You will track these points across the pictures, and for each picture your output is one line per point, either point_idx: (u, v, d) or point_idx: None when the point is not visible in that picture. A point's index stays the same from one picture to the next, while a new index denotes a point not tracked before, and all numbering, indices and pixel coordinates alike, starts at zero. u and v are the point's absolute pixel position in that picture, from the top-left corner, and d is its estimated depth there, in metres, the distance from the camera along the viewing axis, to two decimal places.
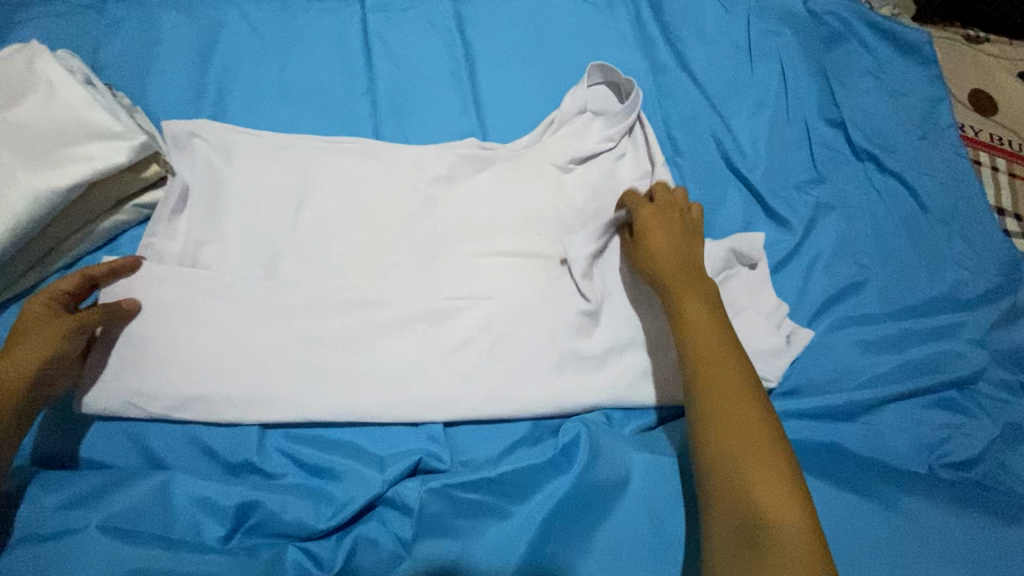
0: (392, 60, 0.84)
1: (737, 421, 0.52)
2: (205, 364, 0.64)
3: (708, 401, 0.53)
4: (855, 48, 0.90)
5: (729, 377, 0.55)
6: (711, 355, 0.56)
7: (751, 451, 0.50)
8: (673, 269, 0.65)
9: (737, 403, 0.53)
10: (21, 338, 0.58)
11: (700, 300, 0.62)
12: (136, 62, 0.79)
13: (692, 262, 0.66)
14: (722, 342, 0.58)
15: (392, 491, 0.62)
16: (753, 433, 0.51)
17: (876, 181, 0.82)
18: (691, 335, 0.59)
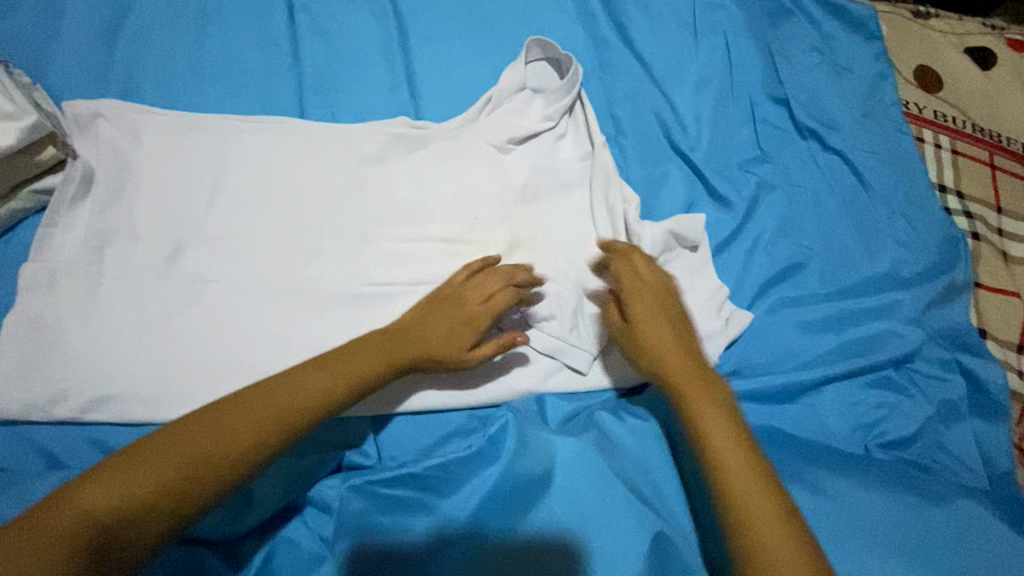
0: (319, 35, 0.79)
1: (736, 470, 0.48)
2: (105, 361, 0.60)
3: (744, 541, 0.45)
4: (801, 23, 0.88)
5: (725, 425, 0.51)
6: (702, 401, 0.52)
7: (785, 560, 0.44)
8: (670, 360, 0.56)
9: (770, 532, 0.45)
10: (356, 351, 0.57)
11: (704, 388, 0.54)
12: (36, 38, 0.73)
13: (684, 335, 0.58)
14: (736, 450, 0.49)
15: (314, 490, 0.60)
16: (758, 490, 0.47)
17: (820, 159, 0.81)
18: (701, 441, 0.50)
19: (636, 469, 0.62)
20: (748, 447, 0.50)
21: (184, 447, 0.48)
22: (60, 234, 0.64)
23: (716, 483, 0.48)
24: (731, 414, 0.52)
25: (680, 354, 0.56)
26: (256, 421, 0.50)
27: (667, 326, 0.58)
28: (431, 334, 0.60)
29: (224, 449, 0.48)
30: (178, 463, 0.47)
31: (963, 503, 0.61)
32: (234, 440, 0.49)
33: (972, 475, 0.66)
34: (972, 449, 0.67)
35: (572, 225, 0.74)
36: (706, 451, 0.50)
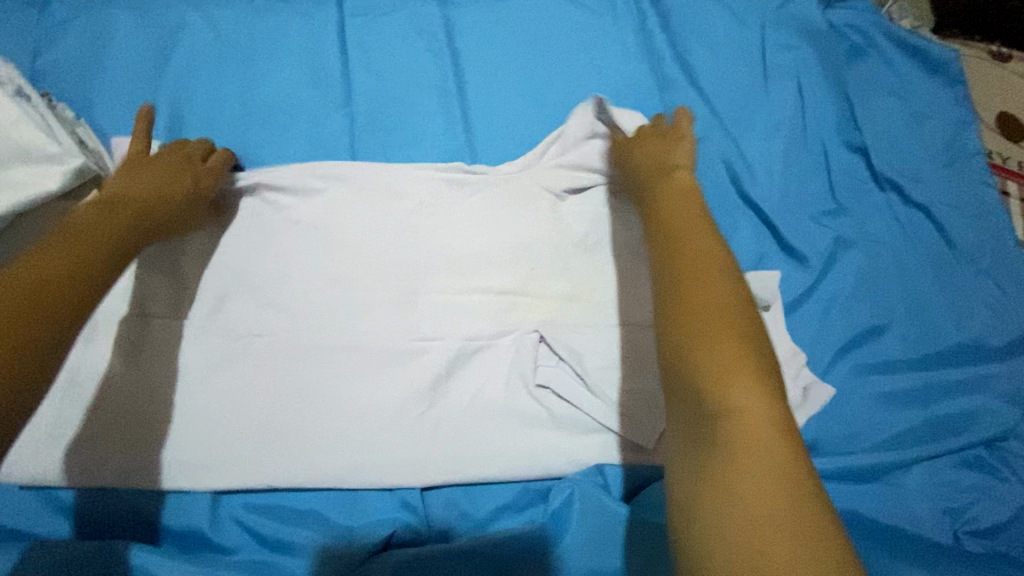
0: (372, 70, 0.75)
1: (713, 340, 0.38)
2: (148, 424, 0.56)
3: (724, 434, 0.33)
4: (877, 65, 0.83)
5: (711, 290, 0.40)
6: (688, 254, 0.44)
7: (758, 458, 0.32)
8: (677, 215, 0.50)
9: (749, 430, 0.33)
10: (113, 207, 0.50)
11: (713, 248, 0.45)
12: (83, 68, 0.71)
13: (685, 202, 0.52)
14: (721, 310, 0.39)
15: (358, 568, 0.54)
16: (737, 367, 0.36)
17: (899, 212, 0.76)
18: (680, 293, 0.41)
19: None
20: (741, 323, 0.39)
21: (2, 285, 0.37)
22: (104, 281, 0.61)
23: (686, 344, 0.38)
24: (733, 298, 0.40)
25: (682, 214, 0.49)
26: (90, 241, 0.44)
27: (689, 200, 0.52)
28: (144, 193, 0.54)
29: (56, 258, 0.41)
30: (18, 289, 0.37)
31: None
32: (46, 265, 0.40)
33: None
34: None
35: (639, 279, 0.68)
36: (680, 311, 0.40)
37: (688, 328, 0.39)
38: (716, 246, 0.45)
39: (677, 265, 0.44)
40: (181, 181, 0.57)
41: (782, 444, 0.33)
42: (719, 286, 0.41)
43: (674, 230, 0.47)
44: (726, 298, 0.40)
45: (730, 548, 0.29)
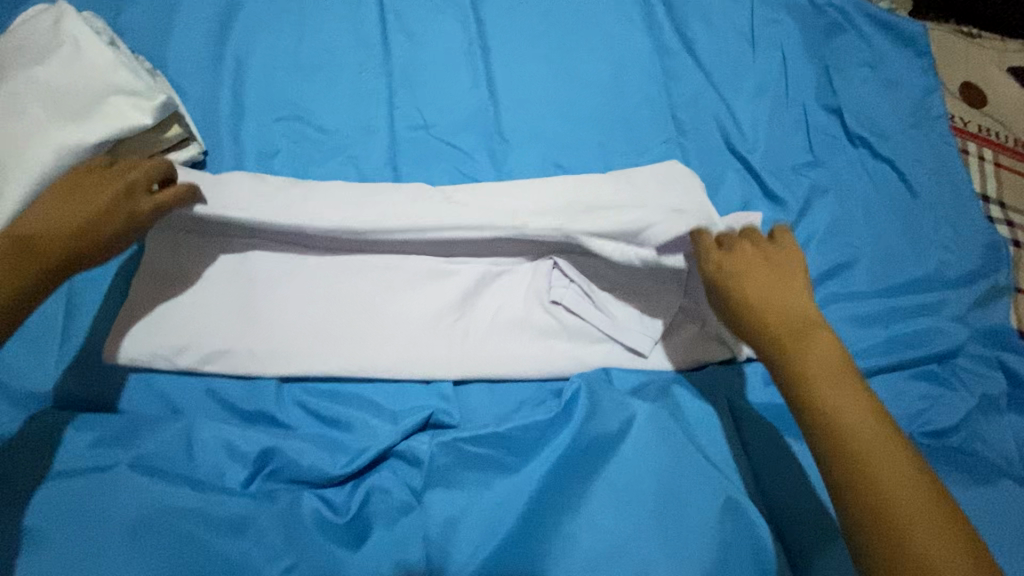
0: (407, 35, 0.86)
1: (882, 451, 0.46)
2: (225, 321, 0.66)
3: (873, 515, 0.44)
4: (853, 39, 0.93)
5: (861, 414, 0.48)
6: (813, 357, 0.51)
7: (915, 511, 0.43)
8: (777, 312, 0.55)
9: (914, 502, 0.44)
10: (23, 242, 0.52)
11: (821, 343, 0.53)
12: (156, 28, 0.81)
13: (784, 289, 0.57)
14: (866, 406, 0.48)
15: (403, 444, 0.65)
16: (893, 457, 0.46)
17: (869, 166, 0.86)
18: (817, 401, 0.49)
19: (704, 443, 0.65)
20: (876, 411, 0.48)
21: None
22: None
23: (839, 456, 0.47)
24: (858, 390, 0.49)
25: (782, 301, 0.56)
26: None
27: (784, 283, 0.57)
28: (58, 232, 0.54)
29: None
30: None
31: (1003, 484, 0.66)
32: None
33: (1012, 465, 0.70)
34: (1011, 439, 0.71)
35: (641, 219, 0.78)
36: (830, 433, 0.48)
37: (837, 425, 0.48)
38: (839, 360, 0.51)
39: (799, 368, 0.51)
40: (106, 221, 0.55)
41: (938, 500, 0.44)
42: (863, 404, 0.49)
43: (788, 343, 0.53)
44: (864, 407, 0.48)
45: None
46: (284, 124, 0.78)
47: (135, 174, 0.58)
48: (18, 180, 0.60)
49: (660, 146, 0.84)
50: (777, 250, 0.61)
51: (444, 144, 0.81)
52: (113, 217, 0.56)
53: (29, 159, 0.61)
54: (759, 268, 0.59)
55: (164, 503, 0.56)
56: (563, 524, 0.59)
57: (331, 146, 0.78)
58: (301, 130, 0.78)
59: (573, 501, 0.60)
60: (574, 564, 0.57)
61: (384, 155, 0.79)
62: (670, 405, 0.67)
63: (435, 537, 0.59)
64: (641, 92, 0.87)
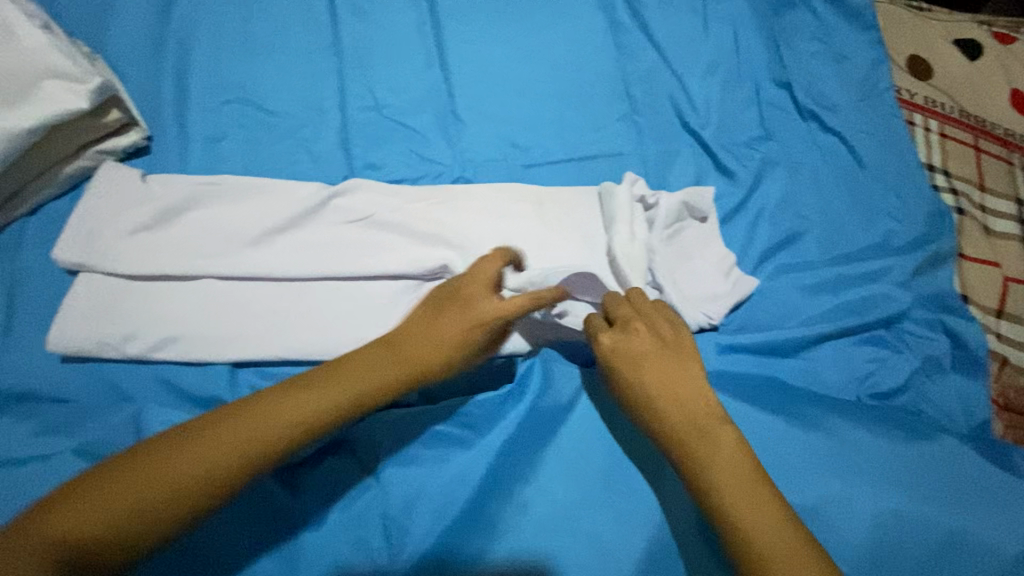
0: (357, 16, 0.85)
1: (790, 556, 0.46)
2: (174, 307, 0.65)
3: None
4: (803, 15, 0.95)
5: (766, 519, 0.49)
6: (717, 463, 0.52)
7: None
8: (679, 415, 0.56)
9: None
10: (300, 397, 0.49)
11: (723, 444, 0.53)
12: (95, 10, 0.78)
13: (682, 384, 0.58)
14: (770, 508, 0.49)
15: (360, 425, 0.66)
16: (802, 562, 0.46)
17: (819, 139, 0.88)
18: (727, 513, 0.50)
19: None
20: (780, 511, 0.49)
21: (213, 449, 0.45)
22: (114, 185, 0.68)
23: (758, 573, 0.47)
24: (762, 492, 0.50)
25: (684, 402, 0.57)
26: (257, 449, 0.46)
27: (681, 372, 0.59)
28: (348, 384, 0.51)
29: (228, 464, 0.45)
30: (168, 487, 0.43)
31: (945, 440, 0.68)
32: (216, 460, 0.45)
33: (954, 422, 0.73)
34: (954, 399, 0.74)
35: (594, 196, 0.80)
36: (743, 546, 0.48)
37: (748, 535, 0.48)
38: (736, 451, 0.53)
39: (707, 480, 0.52)
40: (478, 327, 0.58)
41: None
42: (763, 499, 0.50)
43: (685, 441, 0.54)
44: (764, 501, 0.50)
45: None
46: (232, 107, 0.77)
47: (493, 268, 0.61)
48: None
49: (614, 123, 0.85)
50: (671, 334, 0.62)
51: (398, 125, 0.80)
52: (405, 368, 0.54)
53: None
54: (655, 361, 0.59)
55: None
56: (517, 495, 0.60)
57: (282, 130, 0.77)
58: (250, 113, 0.77)
59: (527, 473, 0.62)
60: (528, 533, 0.58)
61: (336, 137, 0.78)
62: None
63: (394, 513, 0.60)
64: (595, 70, 0.87)
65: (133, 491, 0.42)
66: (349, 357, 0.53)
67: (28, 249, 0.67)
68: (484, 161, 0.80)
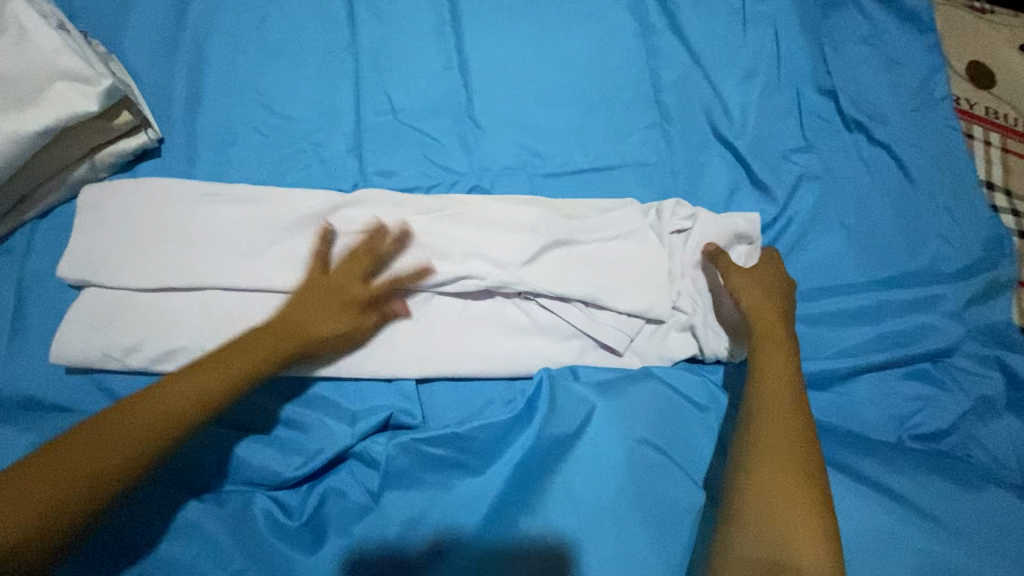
0: (376, 16, 0.82)
1: (787, 420, 0.56)
2: (177, 319, 0.63)
3: (766, 452, 0.53)
4: (852, 16, 0.88)
5: (784, 391, 0.58)
6: (771, 346, 0.62)
7: (788, 465, 0.53)
8: (762, 312, 0.64)
9: (793, 456, 0.53)
10: (143, 414, 0.51)
11: (781, 338, 0.62)
12: (113, 10, 0.77)
13: (780, 299, 0.66)
14: (792, 391, 0.58)
15: (361, 445, 0.63)
16: (791, 420, 0.56)
17: (865, 151, 0.81)
18: (759, 376, 0.59)
19: (681, 443, 0.62)
20: (798, 394, 0.58)
21: (72, 459, 0.48)
22: (123, 190, 0.67)
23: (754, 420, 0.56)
24: (795, 379, 0.59)
25: (768, 304, 0.65)
26: (98, 467, 0.48)
27: (783, 352, 0.61)
28: (185, 397, 0.53)
29: (109, 458, 0.49)
30: (77, 482, 0.47)
31: (993, 491, 0.62)
32: (98, 462, 0.48)
33: (1008, 472, 0.65)
34: (1010, 446, 0.66)
35: None
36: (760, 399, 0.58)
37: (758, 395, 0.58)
38: (811, 446, 0.55)
39: (757, 356, 0.61)
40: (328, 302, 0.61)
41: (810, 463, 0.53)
42: (790, 397, 0.57)
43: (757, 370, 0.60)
44: (801, 484, 0.52)
45: (789, 545, 0.48)
46: (245, 109, 0.75)
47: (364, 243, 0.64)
48: None
49: (641, 131, 0.80)
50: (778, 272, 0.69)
51: (413, 131, 0.77)
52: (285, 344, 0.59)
53: None
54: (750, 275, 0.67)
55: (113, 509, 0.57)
56: (524, 526, 0.57)
57: (294, 134, 0.75)
58: (262, 116, 0.75)
59: (533, 503, 0.58)
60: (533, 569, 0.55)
61: (348, 143, 0.75)
62: (644, 403, 0.63)
63: (389, 544, 0.57)
64: (624, 74, 0.82)
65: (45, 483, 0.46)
66: (204, 364, 0.55)
67: (35, 252, 0.66)
68: (501, 170, 0.77)
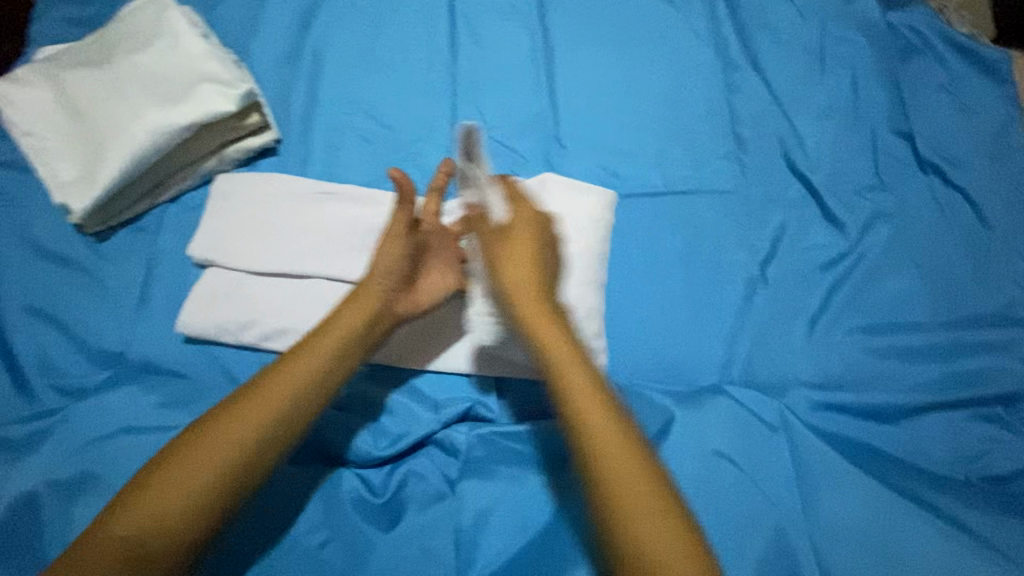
0: (474, 40, 0.89)
1: (602, 440, 0.50)
2: (286, 301, 0.69)
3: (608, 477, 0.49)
4: (930, 63, 0.90)
5: (595, 406, 0.51)
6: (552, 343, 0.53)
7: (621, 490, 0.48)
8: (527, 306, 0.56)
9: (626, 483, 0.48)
10: (256, 404, 0.52)
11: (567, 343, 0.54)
12: (244, 23, 0.86)
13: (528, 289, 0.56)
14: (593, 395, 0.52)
15: (443, 433, 0.67)
16: (620, 442, 0.50)
17: (939, 194, 0.82)
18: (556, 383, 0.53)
19: (762, 461, 0.63)
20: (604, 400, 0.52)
21: (186, 462, 0.50)
22: (245, 182, 0.74)
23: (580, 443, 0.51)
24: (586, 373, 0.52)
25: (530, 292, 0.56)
26: (229, 460, 0.50)
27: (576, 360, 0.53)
28: (302, 380, 0.54)
29: (219, 460, 0.50)
30: (194, 481, 0.49)
31: None
32: (212, 464, 0.50)
33: None
34: None
35: (691, 237, 0.79)
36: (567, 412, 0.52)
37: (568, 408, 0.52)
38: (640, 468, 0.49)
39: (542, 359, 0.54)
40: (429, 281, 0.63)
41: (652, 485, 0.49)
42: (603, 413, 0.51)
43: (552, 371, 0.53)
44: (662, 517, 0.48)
45: None
46: (353, 118, 0.82)
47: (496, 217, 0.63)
48: (118, 161, 0.67)
49: (717, 160, 0.83)
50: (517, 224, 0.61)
51: (502, 147, 0.83)
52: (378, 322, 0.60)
53: (128, 142, 0.67)
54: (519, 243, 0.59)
55: None
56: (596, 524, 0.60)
57: (395, 142, 0.81)
58: (368, 125, 0.82)
59: None
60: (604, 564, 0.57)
61: (444, 153, 0.81)
62: (722, 419, 0.64)
63: (466, 530, 0.61)
64: (703, 105, 0.86)
65: (163, 491, 0.48)
66: (307, 343, 0.57)
67: (163, 231, 0.73)
68: None
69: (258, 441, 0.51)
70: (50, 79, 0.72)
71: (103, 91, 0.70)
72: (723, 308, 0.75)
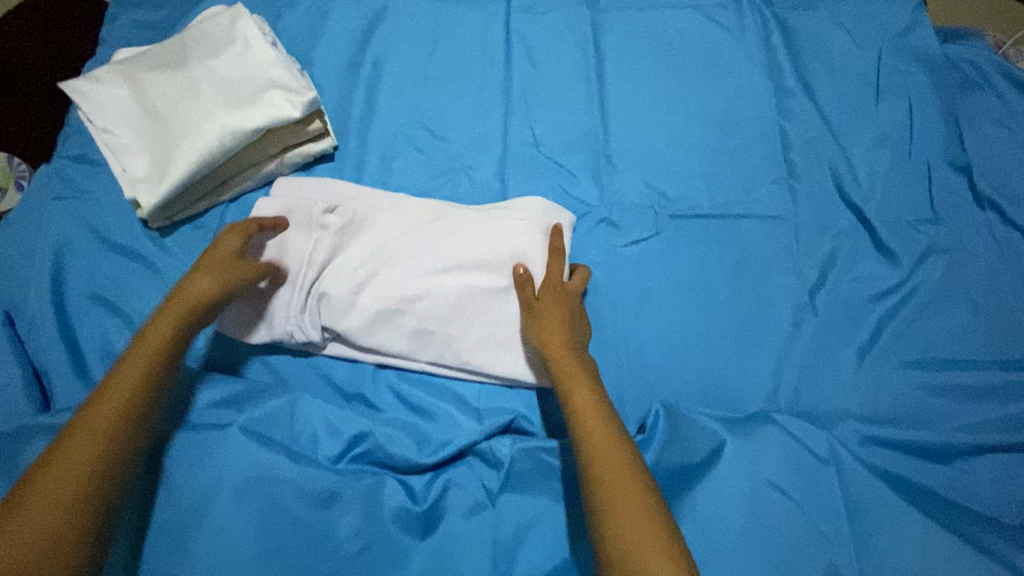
0: (529, 57, 0.90)
1: (609, 461, 0.52)
2: (331, 299, 0.69)
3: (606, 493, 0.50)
4: (989, 98, 0.89)
5: (594, 425, 0.55)
6: (571, 377, 0.59)
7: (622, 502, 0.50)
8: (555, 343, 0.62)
9: (630, 502, 0.50)
10: (78, 438, 0.51)
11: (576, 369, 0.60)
12: (308, 33, 0.89)
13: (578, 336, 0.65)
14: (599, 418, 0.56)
15: (485, 443, 0.66)
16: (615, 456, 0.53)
17: (997, 231, 0.81)
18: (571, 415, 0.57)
19: (810, 491, 0.61)
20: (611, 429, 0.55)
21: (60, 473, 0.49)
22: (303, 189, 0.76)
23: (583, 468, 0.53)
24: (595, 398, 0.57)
25: (556, 331, 0.63)
26: (86, 462, 0.50)
27: (583, 387, 0.58)
28: (134, 377, 0.56)
29: (87, 463, 0.50)
30: (62, 492, 0.48)
31: None
32: (80, 467, 0.50)
33: None
34: None
35: (738, 262, 0.79)
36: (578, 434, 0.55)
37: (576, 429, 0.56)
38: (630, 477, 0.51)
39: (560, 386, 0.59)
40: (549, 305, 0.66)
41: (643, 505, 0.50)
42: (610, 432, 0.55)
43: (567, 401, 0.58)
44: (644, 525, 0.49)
45: None
46: (408, 129, 0.84)
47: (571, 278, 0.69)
48: (187, 159, 0.70)
49: (767, 186, 0.83)
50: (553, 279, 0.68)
51: (551, 162, 0.84)
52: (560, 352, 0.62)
53: (198, 143, 0.70)
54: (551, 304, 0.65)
55: (262, 473, 0.60)
56: None
57: (446, 154, 0.83)
58: (422, 136, 0.84)
59: None
60: None
61: (494, 166, 0.83)
62: (770, 449, 0.63)
63: (502, 544, 0.60)
64: (754, 130, 0.86)
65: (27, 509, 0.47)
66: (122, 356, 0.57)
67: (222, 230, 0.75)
68: (630, 206, 0.82)
69: (110, 440, 0.52)
70: (128, 80, 0.75)
71: (179, 94, 0.74)
72: (769, 335, 0.74)
